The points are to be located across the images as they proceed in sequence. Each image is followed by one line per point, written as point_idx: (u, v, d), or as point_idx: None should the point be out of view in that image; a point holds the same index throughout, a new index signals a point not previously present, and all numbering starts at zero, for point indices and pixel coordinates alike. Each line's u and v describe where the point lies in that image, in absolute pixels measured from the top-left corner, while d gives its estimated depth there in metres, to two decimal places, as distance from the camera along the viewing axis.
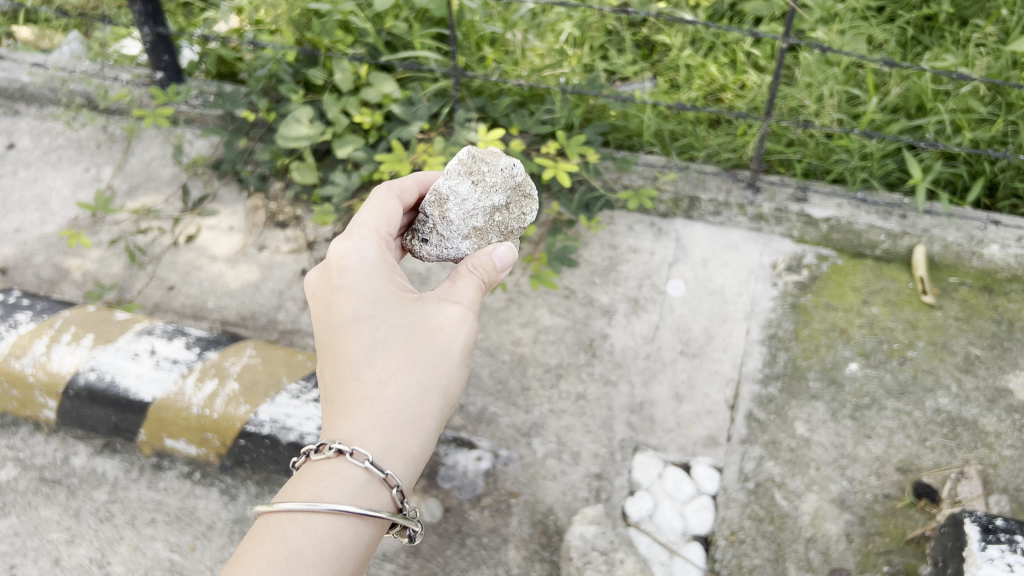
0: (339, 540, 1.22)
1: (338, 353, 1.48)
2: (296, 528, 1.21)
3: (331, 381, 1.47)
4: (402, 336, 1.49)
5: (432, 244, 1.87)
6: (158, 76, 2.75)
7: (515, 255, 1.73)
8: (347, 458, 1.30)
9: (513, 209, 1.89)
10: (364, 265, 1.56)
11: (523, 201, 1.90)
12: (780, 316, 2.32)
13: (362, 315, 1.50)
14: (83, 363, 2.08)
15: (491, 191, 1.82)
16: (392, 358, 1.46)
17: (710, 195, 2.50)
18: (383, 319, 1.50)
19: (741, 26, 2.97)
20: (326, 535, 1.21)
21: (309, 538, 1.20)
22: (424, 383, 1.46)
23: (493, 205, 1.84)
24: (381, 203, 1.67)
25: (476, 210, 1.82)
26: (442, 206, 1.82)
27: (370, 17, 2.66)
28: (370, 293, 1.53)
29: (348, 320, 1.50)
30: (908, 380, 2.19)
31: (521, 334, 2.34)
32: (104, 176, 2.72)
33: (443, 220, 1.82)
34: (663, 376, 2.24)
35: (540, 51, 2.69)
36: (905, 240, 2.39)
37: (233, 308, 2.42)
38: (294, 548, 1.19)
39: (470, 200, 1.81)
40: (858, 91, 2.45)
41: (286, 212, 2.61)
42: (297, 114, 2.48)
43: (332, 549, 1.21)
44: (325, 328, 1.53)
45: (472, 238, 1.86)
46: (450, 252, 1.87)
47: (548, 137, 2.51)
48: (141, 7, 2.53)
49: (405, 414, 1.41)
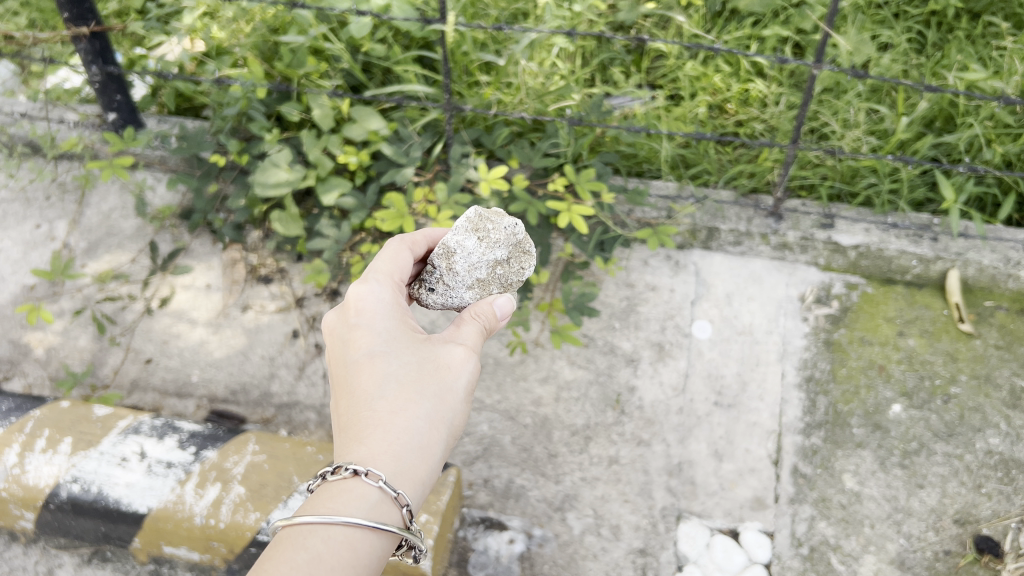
0: (356, 550, 1.17)
1: (349, 386, 1.39)
2: (316, 537, 1.15)
3: (343, 413, 1.38)
4: (414, 370, 1.39)
5: (438, 293, 1.69)
6: (110, 117, 2.46)
7: (514, 305, 1.58)
8: (362, 479, 1.23)
9: (513, 263, 1.72)
10: (381, 306, 1.46)
11: (521, 257, 1.73)
12: (814, 355, 2.18)
13: (376, 351, 1.41)
14: (63, 473, 1.82)
15: (495, 244, 1.67)
16: (405, 389, 1.37)
17: (730, 225, 2.31)
18: (397, 354, 1.41)
19: (737, 25, 2.79)
20: (344, 545, 1.16)
21: (328, 546, 1.15)
22: (431, 415, 1.36)
23: (495, 259, 1.69)
24: (393, 253, 1.55)
25: (480, 263, 1.66)
26: (449, 259, 1.64)
27: (345, 42, 2.47)
28: (387, 331, 1.44)
29: (360, 356, 1.40)
30: (955, 421, 2.08)
31: (541, 392, 2.16)
32: (58, 233, 2.45)
33: (449, 272, 1.65)
34: (699, 432, 2.09)
35: (537, 73, 2.44)
36: (939, 265, 2.24)
37: (221, 381, 2.20)
38: (315, 554, 1.14)
39: (476, 253, 1.65)
40: (883, 109, 2.30)
41: (268, 265, 2.36)
42: (274, 159, 2.24)
43: (349, 559, 1.16)
44: (339, 365, 1.43)
45: (476, 288, 1.69)
46: (454, 301, 1.69)
47: (553, 171, 2.31)
48: (87, 45, 2.26)
49: (414, 443, 1.32)
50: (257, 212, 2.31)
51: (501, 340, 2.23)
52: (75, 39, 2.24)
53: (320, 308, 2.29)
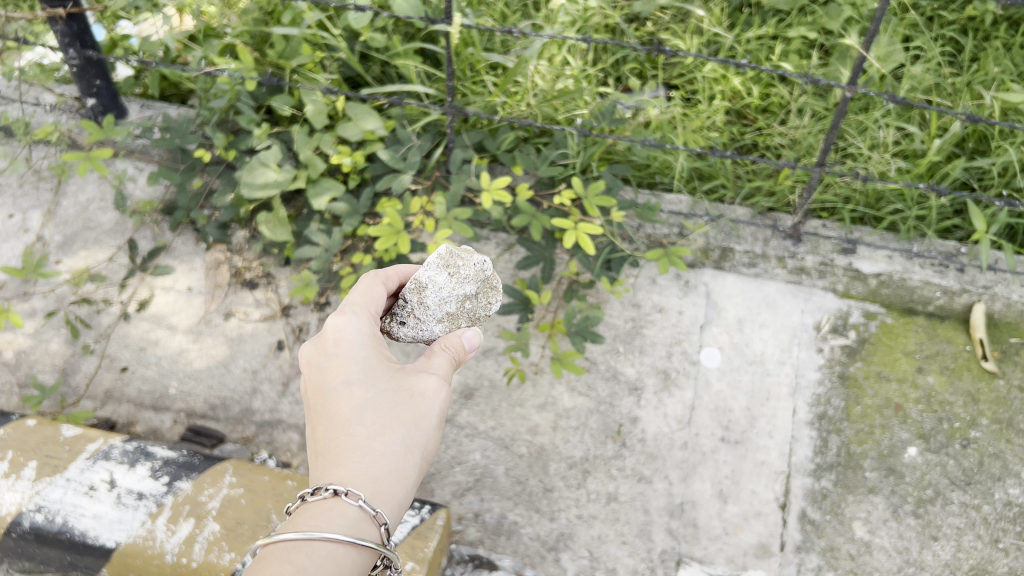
0: (340, 566, 1.06)
1: (325, 414, 1.26)
2: (300, 551, 1.05)
3: (318, 443, 1.25)
4: (390, 396, 1.27)
5: (409, 326, 1.55)
6: (89, 103, 2.30)
7: (481, 337, 1.49)
8: (341, 498, 1.13)
9: (482, 299, 1.59)
10: (359, 336, 1.32)
11: (489, 292, 1.60)
12: (828, 391, 2.06)
13: (353, 378, 1.28)
14: (27, 501, 1.70)
15: (466, 279, 1.54)
16: (382, 414, 1.25)
17: (745, 246, 2.19)
18: (374, 381, 1.28)
19: (760, 21, 2.62)
20: (328, 560, 1.05)
21: (314, 559, 1.04)
22: (409, 439, 1.24)
23: (466, 294, 1.55)
24: (367, 287, 1.42)
25: (451, 298, 1.53)
26: (420, 293, 1.52)
27: (342, 32, 2.31)
28: (365, 358, 1.30)
29: (337, 384, 1.28)
30: (974, 468, 1.97)
31: (538, 419, 2.04)
32: (33, 225, 2.31)
33: (420, 306, 1.52)
34: (703, 470, 1.98)
35: (547, 74, 2.29)
36: (964, 298, 2.12)
37: (201, 394, 2.08)
38: (300, 568, 1.03)
39: (446, 288, 1.52)
40: (914, 129, 2.15)
41: (254, 269, 2.23)
42: (262, 158, 2.10)
43: (335, 574, 1.05)
44: (314, 396, 1.29)
45: (446, 322, 1.56)
46: (424, 335, 1.56)
47: (560, 181, 2.17)
48: (64, 27, 2.09)
49: (389, 467, 1.20)
50: (243, 211, 2.17)
51: (499, 362, 2.10)
52: (50, 21, 2.08)
53: (308, 320, 2.16)
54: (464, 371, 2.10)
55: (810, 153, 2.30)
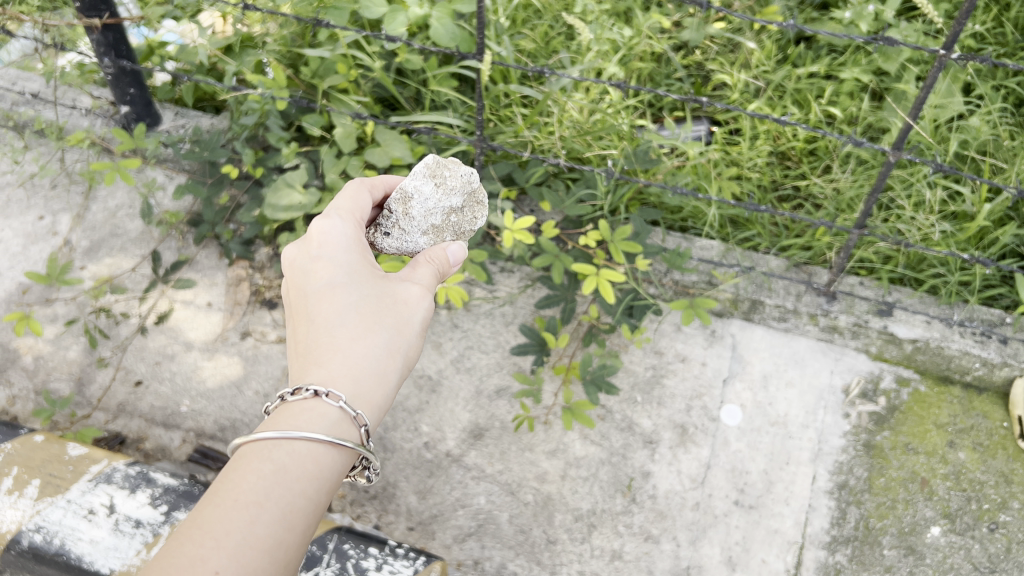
0: (319, 465, 1.07)
1: (307, 315, 1.24)
2: (280, 452, 1.05)
3: (300, 343, 1.24)
4: (374, 300, 1.26)
5: (393, 238, 1.57)
6: (123, 110, 2.30)
7: (466, 251, 1.48)
8: (321, 399, 1.12)
9: (467, 212, 1.62)
10: (343, 241, 1.31)
11: (475, 207, 1.63)
12: (851, 459, 1.98)
13: (337, 281, 1.26)
14: (27, 520, 1.70)
15: (452, 191, 1.57)
16: (366, 316, 1.23)
17: (776, 300, 2.10)
18: (358, 285, 1.26)
19: (814, 56, 2.52)
20: (307, 460, 1.06)
21: (292, 459, 1.05)
22: (390, 344, 1.23)
23: (451, 206, 1.59)
24: (353, 193, 1.42)
25: (437, 209, 1.56)
26: (406, 204, 1.54)
27: (379, 52, 2.27)
28: (349, 263, 1.29)
29: (320, 286, 1.26)
30: (1000, 554, 1.87)
31: (547, 466, 1.99)
32: (60, 228, 2.32)
33: (405, 217, 1.55)
34: (714, 534, 1.91)
35: (584, 108, 2.23)
36: (1005, 371, 2.01)
37: (211, 414, 2.07)
38: (279, 467, 1.03)
39: (432, 198, 1.55)
40: (964, 191, 2.06)
41: (274, 287, 2.21)
42: (287, 179, 2.05)
43: (314, 473, 1.06)
44: (297, 298, 1.28)
45: (430, 234, 1.59)
46: (408, 247, 1.58)
47: (586, 222, 2.12)
48: (99, 37, 2.08)
49: (370, 369, 1.19)
50: (267, 229, 2.15)
51: (512, 404, 2.07)
52: (86, 30, 2.07)
53: None
54: (476, 410, 2.06)
55: (851, 207, 2.21)
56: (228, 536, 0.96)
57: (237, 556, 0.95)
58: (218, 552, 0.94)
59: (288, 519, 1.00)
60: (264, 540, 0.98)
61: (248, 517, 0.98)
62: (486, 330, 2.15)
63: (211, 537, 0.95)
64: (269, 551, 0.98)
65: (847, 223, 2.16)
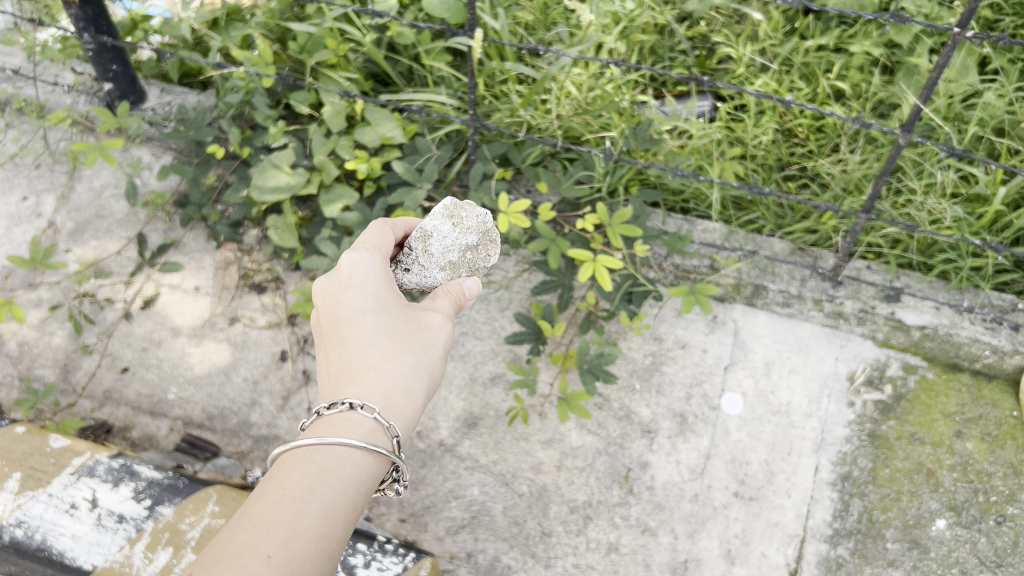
0: (359, 468, 1.02)
1: (337, 340, 1.19)
2: (321, 453, 1.01)
3: (330, 367, 1.19)
4: (402, 325, 1.21)
5: (413, 275, 1.52)
6: (106, 87, 2.22)
7: (481, 289, 1.41)
8: (357, 411, 1.08)
9: (482, 252, 1.60)
10: (373, 272, 1.25)
11: (489, 245, 1.61)
12: (855, 450, 1.92)
13: (367, 308, 1.21)
14: (8, 515, 1.66)
15: (469, 230, 1.56)
16: (394, 340, 1.18)
17: (780, 285, 2.03)
18: (386, 312, 1.22)
19: (823, 28, 2.42)
20: (347, 462, 1.02)
21: (335, 461, 1.01)
22: (418, 366, 1.18)
23: (467, 244, 1.56)
24: (376, 232, 1.37)
25: (454, 246, 1.54)
26: (425, 241, 1.51)
27: (369, 27, 2.19)
28: (378, 291, 1.24)
29: (351, 312, 1.21)
30: (1007, 548, 1.81)
31: (542, 456, 1.94)
32: (44, 209, 2.26)
33: (425, 254, 1.51)
34: (712, 527, 1.87)
35: (583, 83, 2.15)
36: (1015, 358, 1.93)
37: (199, 402, 2.03)
38: (322, 467, 0.99)
39: (450, 237, 1.53)
40: (976, 174, 1.99)
41: (262, 271, 2.14)
42: (274, 160, 1.99)
43: (355, 474, 1.01)
44: (327, 324, 1.23)
45: (447, 271, 1.54)
46: (427, 283, 1.53)
47: (583, 204, 2.05)
48: (77, 11, 2.00)
49: (399, 389, 1.14)
50: (255, 210, 2.07)
51: (506, 392, 2.01)
52: (64, 5, 1.98)
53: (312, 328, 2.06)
54: (471, 398, 2.01)
55: (857, 189, 2.13)
56: (277, 526, 0.91)
57: (286, 544, 0.90)
58: (271, 539, 0.90)
59: (334, 513, 0.96)
60: (312, 531, 0.93)
61: (295, 509, 0.94)
62: (480, 317, 2.08)
63: (262, 527, 0.91)
64: (316, 542, 0.93)
65: (853, 206, 2.09)
